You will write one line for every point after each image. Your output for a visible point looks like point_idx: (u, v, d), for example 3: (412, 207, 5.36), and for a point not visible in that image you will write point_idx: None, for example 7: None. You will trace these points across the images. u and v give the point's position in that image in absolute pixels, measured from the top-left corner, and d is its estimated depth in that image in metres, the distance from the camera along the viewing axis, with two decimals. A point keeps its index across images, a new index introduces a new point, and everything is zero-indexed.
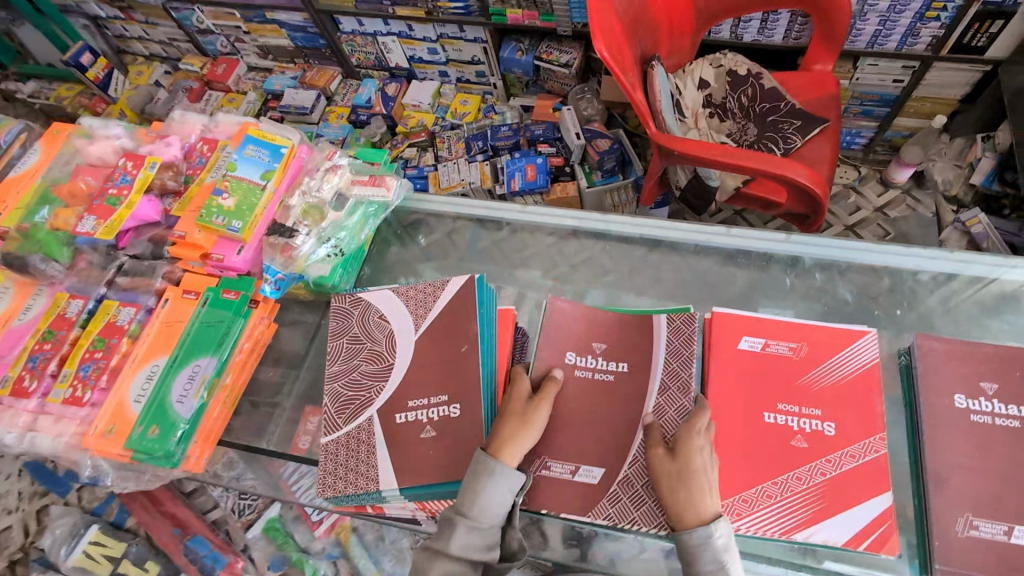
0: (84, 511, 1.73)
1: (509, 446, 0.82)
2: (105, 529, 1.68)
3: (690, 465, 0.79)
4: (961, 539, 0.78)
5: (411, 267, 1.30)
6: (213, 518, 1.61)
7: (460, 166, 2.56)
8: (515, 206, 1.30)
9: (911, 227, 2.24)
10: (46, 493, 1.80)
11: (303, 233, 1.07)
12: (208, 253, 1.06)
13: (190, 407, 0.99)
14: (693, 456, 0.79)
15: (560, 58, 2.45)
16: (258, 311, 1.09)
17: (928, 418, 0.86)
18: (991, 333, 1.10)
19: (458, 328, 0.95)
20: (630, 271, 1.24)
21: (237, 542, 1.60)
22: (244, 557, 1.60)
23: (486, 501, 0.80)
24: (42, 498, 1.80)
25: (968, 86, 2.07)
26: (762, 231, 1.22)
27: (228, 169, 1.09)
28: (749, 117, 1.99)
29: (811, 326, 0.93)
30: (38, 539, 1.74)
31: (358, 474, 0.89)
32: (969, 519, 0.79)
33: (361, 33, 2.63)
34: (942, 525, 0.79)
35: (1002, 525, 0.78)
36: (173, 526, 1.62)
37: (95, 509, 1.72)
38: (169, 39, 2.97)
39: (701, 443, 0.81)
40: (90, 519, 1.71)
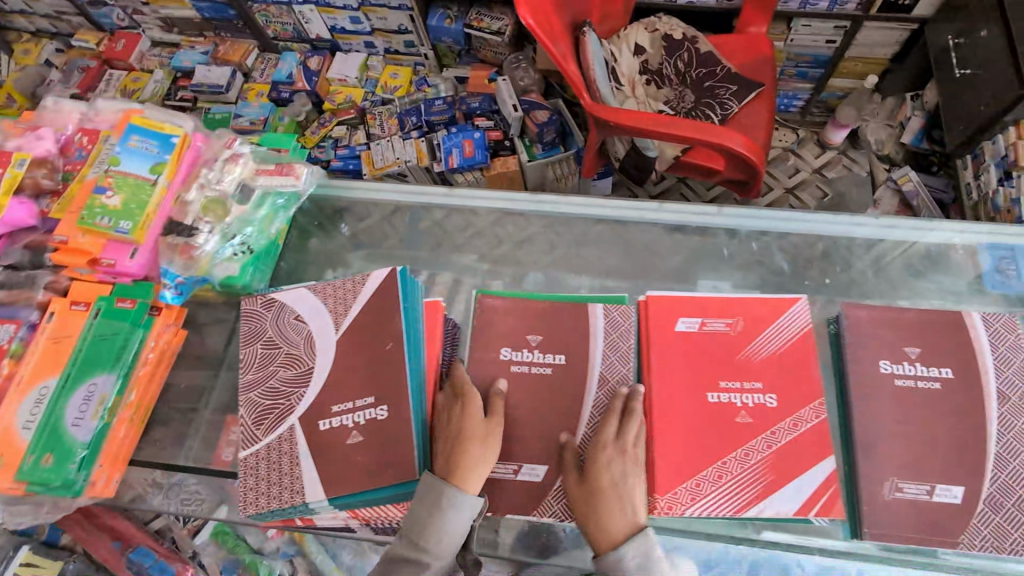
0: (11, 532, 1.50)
1: (474, 472, 0.77)
2: (38, 548, 1.46)
3: (596, 487, 0.76)
4: (888, 502, 0.76)
5: (339, 257, 1.20)
6: (155, 528, 1.48)
7: (394, 145, 2.43)
8: (441, 189, 1.23)
9: (847, 186, 2.27)
10: None
11: (205, 230, 0.95)
12: (96, 258, 0.91)
13: (89, 430, 0.86)
14: (597, 477, 0.77)
15: (491, 25, 2.35)
16: (162, 319, 0.97)
17: (854, 384, 0.82)
18: (919, 292, 1.10)
19: (380, 324, 0.88)
20: (569, 250, 1.19)
21: (185, 549, 1.50)
22: (193, 564, 1.50)
23: (449, 533, 0.75)
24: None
25: (896, 46, 2.11)
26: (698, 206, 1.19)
27: (110, 164, 0.94)
28: (686, 83, 1.95)
29: (745, 299, 0.90)
30: None
31: (282, 487, 0.81)
32: (895, 482, 0.77)
33: (274, 2, 2.42)
34: (871, 491, 0.77)
35: (925, 485, 0.77)
36: (111, 539, 1.42)
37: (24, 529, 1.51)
38: (56, 13, 2.66)
39: (607, 459, 0.77)
40: (20, 539, 1.49)
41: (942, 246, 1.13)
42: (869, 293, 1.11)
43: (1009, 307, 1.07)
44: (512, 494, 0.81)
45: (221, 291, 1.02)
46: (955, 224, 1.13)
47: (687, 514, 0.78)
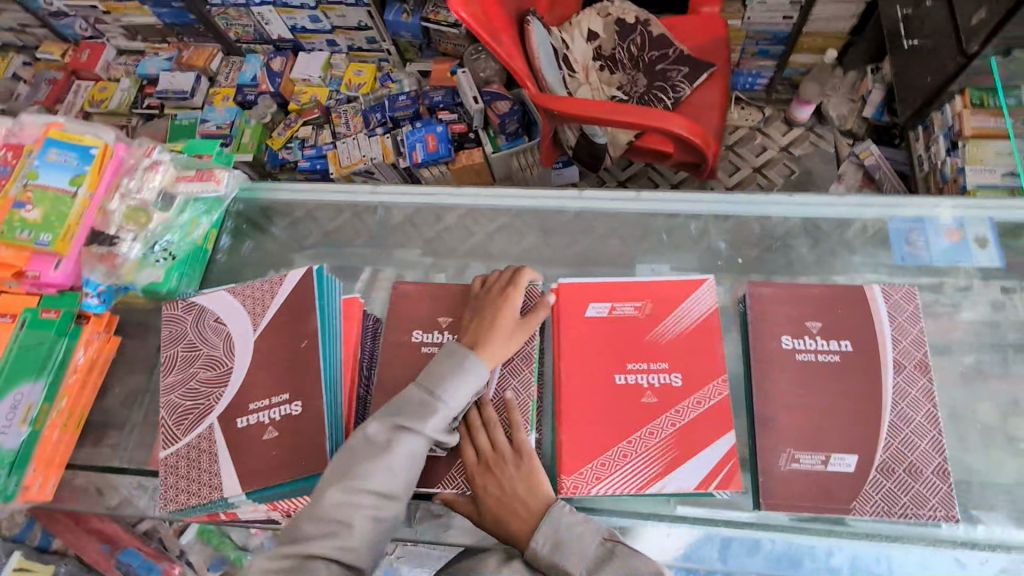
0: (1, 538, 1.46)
1: (492, 350, 0.84)
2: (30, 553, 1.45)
3: (491, 514, 0.79)
4: (783, 472, 0.80)
5: (283, 257, 1.22)
6: (143, 529, 1.48)
7: (360, 142, 2.44)
8: (367, 188, 1.25)
9: (814, 163, 2.25)
10: None
11: (128, 240, 0.97)
12: (21, 270, 0.93)
13: (17, 437, 0.88)
14: (484, 503, 0.79)
15: (448, 17, 2.33)
16: (90, 326, 0.98)
17: (756, 360, 0.85)
18: (850, 267, 1.10)
19: (295, 323, 0.90)
20: (505, 242, 1.20)
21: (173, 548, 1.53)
22: (181, 562, 1.55)
23: (457, 392, 0.81)
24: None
25: (854, 19, 2.02)
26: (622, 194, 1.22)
27: (29, 178, 0.95)
28: (638, 68, 1.92)
29: (657, 281, 0.90)
30: None
31: (200, 483, 0.84)
32: (791, 453, 0.80)
33: (232, 5, 2.41)
34: (767, 462, 0.80)
35: (819, 455, 0.80)
36: (101, 543, 1.42)
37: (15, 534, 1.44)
38: (21, 26, 2.65)
39: (482, 482, 0.79)
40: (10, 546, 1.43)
41: (874, 221, 1.13)
42: (799, 271, 1.11)
43: (944, 279, 1.06)
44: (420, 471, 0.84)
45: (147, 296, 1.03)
46: (892, 199, 1.13)
47: (593, 493, 0.78)
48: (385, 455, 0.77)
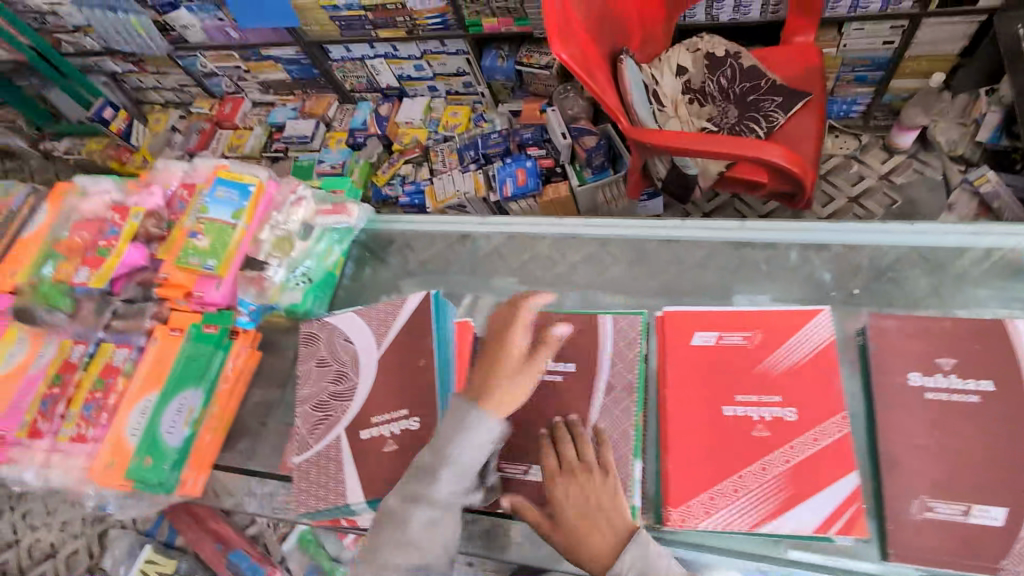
0: (138, 532, 1.83)
1: (493, 400, 0.81)
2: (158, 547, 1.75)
3: (566, 522, 0.76)
4: (917, 522, 0.76)
5: (394, 284, 1.34)
6: (251, 532, 1.68)
7: (454, 178, 2.60)
8: (472, 219, 1.35)
9: (919, 192, 2.15)
10: (107, 519, 2.01)
11: (274, 264, 1.11)
12: (189, 291, 1.10)
13: (180, 436, 1.03)
14: (567, 513, 0.77)
15: (539, 60, 2.47)
16: (240, 341, 1.12)
17: (879, 396, 0.83)
18: (978, 301, 1.07)
19: (414, 342, 0.98)
20: (600, 268, 1.25)
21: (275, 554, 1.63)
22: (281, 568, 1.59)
23: (465, 448, 0.79)
24: (102, 522, 2.01)
25: (964, 40, 1.92)
26: (724, 221, 1.23)
27: (201, 212, 1.13)
28: (729, 100, 1.93)
29: (764, 311, 0.90)
30: (100, 560, 1.94)
31: (327, 489, 0.93)
32: (925, 501, 0.77)
33: (350, 58, 2.70)
34: (897, 509, 0.77)
35: (959, 505, 0.76)
36: (215, 542, 1.66)
37: (147, 530, 1.81)
38: (181, 86, 3.12)
39: (563, 488, 0.79)
40: (144, 540, 1.81)
41: (999, 253, 1.08)
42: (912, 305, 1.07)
43: None
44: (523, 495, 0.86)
45: (288, 317, 1.18)
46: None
47: (702, 527, 0.79)
48: (406, 526, 0.77)
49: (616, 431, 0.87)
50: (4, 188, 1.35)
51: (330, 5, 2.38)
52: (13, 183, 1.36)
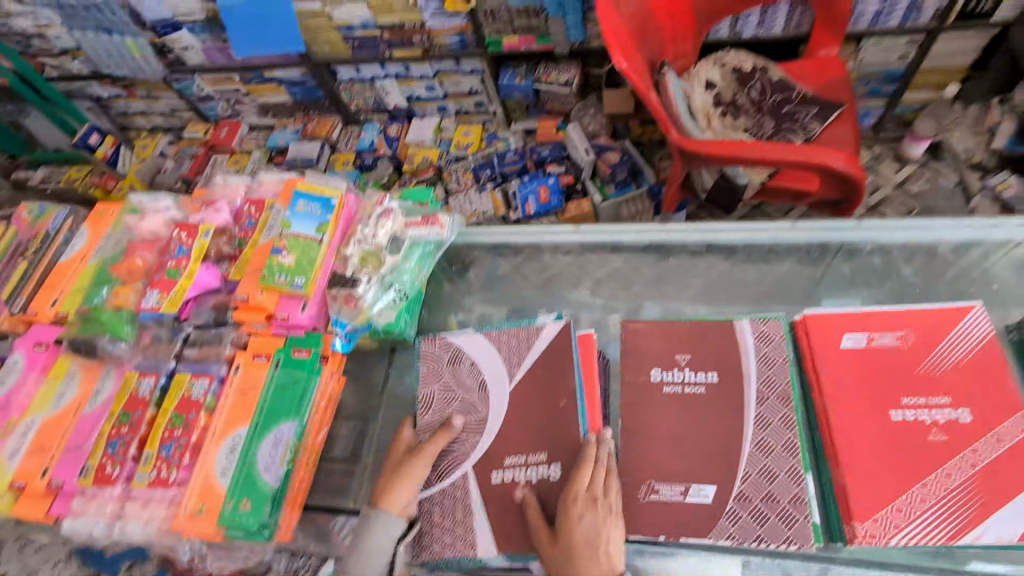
0: None
1: (390, 498, 0.86)
2: None
3: (569, 543, 0.76)
4: None
5: (458, 302, 1.25)
6: None
7: (472, 197, 2.52)
8: (568, 227, 1.20)
9: (935, 200, 2.19)
10: None
11: (365, 281, 1.03)
12: (272, 313, 1.01)
13: (278, 475, 0.90)
14: (569, 534, 0.76)
15: (559, 78, 2.41)
16: (329, 367, 1.01)
17: None
18: None
19: (554, 377, 0.92)
20: (682, 279, 1.18)
21: None
22: None
23: (364, 558, 0.84)
24: None
25: (975, 53, 1.99)
26: (834, 219, 1.12)
27: (283, 227, 1.06)
28: (763, 111, 1.94)
29: (910, 311, 0.89)
30: None
31: (456, 536, 0.86)
32: None
33: (359, 79, 2.60)
34: None
35: None
36: None
37: None
38: (171, 110, 2.95)
39: (580, 511, 0.78)
40: None
41: None
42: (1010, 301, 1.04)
43: None
44: (687, 518, 0.80)
45: (377, 339, 1.09)
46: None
47: (893, 543, 0.74)
48: None
49: (780, 442, 0.82)
50: (38, 212, 1.24)
51: (345, 24, 2.28)
52: (47, 206, 1.26)
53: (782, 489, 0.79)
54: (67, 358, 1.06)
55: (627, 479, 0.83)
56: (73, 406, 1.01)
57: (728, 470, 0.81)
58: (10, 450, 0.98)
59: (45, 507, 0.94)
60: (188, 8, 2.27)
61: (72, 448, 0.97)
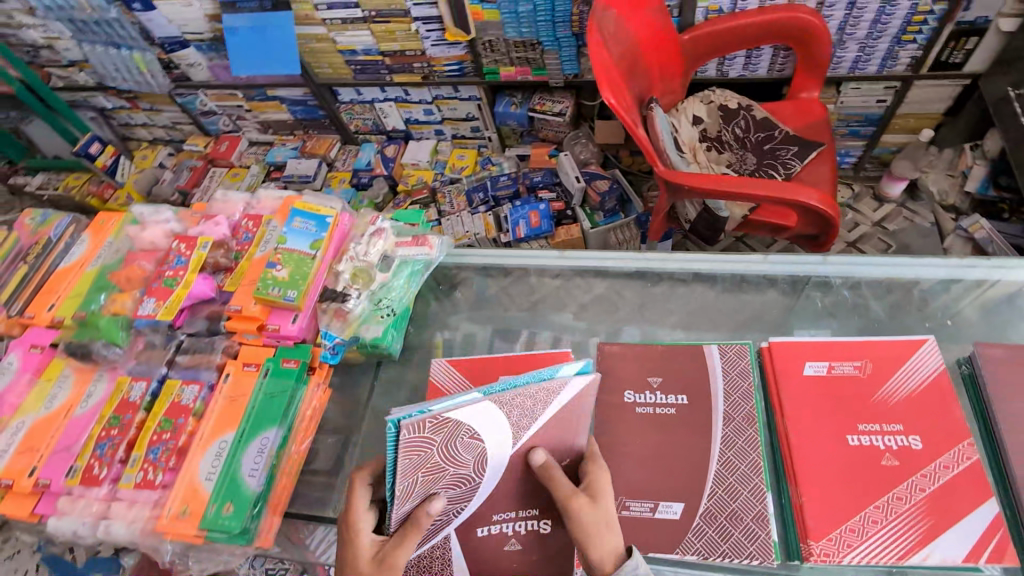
0: None
1: None
2: None
3: (607, 512, 0.76)
4: None
5: (442, 320, 1.27)
6: None
7: (463, 219, 2.56)
8: (554, 252, 1.28)
9: (911, 238, 2.27)
10: None
11: (354, 295, 1.09)
12: (263, 324, 1.06)
13: (262, 480, 0.93)
14: (607, 501, 0.77)
15: (553, 108, 2.50)
16: (316, 378, 1.05)
17: (1004, 425, 0.87)
18: None
19: (566, 433, 0.79)
20: (662, 306, 1.23)
21: None
22: None
23: None
24: None
25: (949, 101, 2.09)
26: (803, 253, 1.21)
27: (279, 243, 1.11)
28: (746, 148, 2.03)
29: (869, 342, 0.95)
30: None
31: None
32: None
33: (359, 101, 2.68)
34: None
35: None
36: None
37: None
38: (173, 123, 3.01)
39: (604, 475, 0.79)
40: None
41: None
42: (968, 337, 1.10)
43: None
44: (654, 534, 0.83)
45: (365, 353, 1.13)
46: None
47: (846, 562, 0.78)
48: None
49: (744, 462, 0.86)
50: (41, 218, 1.28)
51: (348, 49, 2.35)
52: (50, 213, 1.30)
53: (746, 506, 0.83)
54: (62, 361, 1.09)
55: None
56: (63, 408, 1.04)
57: (694, 488, 0.86)
58: None
59: (31, 505, 0.96)
60: (197, 28, 2.34)
61: (61, 449, 0.99)
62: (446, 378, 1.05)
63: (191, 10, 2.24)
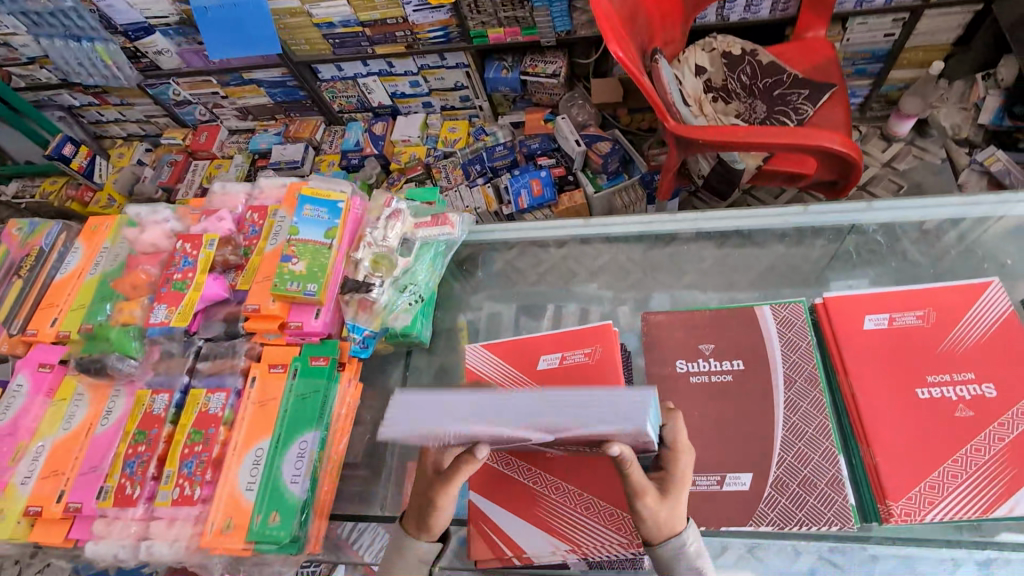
0: None
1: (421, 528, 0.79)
2: None
3: (674, 505, 0.72)
4: None
5: (464, 301, 1.21)
6: None
7: (462, 193, 2.47)
8: (577, 220, 1.20)
9: (923, 176, 2.20)
10: None
11: (378, 284, 1.03)
12: (285, 322, 1.01)
13: (305, 486, 0.89)
14: (673, 493, 0.73)
15: (545, 69, 2.39)
16: (347, 375, 1.01)
17: None
18: None
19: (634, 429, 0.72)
20: (692, 266, 1.17)
21: None
22: None
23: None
24: None
25: (959, 29, 2.01)
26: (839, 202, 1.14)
27: (291, 234, 1.05)
28: (754, 95, 1.95)
29: (928, 290, 0.91)
30: None
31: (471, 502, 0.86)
32: None
33: (341, 78, 2.55)
34: None
35: None
36: None
37: None
38: (146, 117, 2.85)
39: (682, 469, 0.75)
40: None
41: None
42: (1017, 275, 1.05)
43: None
44: (724, 508, 0.80)
45: (393, 343, 1.08)
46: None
47: (929, 519, 0.75)
48: None
49: (811, 426, 0.83)
50: (30, 228, 1.20)
51: (325, 21, 2.21)
52: (37, 222, 1.21)
53: (819, 472, 0.80)
54: (74, 379, 1.02)
55: None
56: (84, 427, 0.98)
57: (761, 456, 0.82)
58: (22, 476, 0.95)
59: (64, 531, 0.91)
60: (162, 10, 2.18)
61: (88, 470, 0.93)
62: (487, 365, 0.99)
63: None
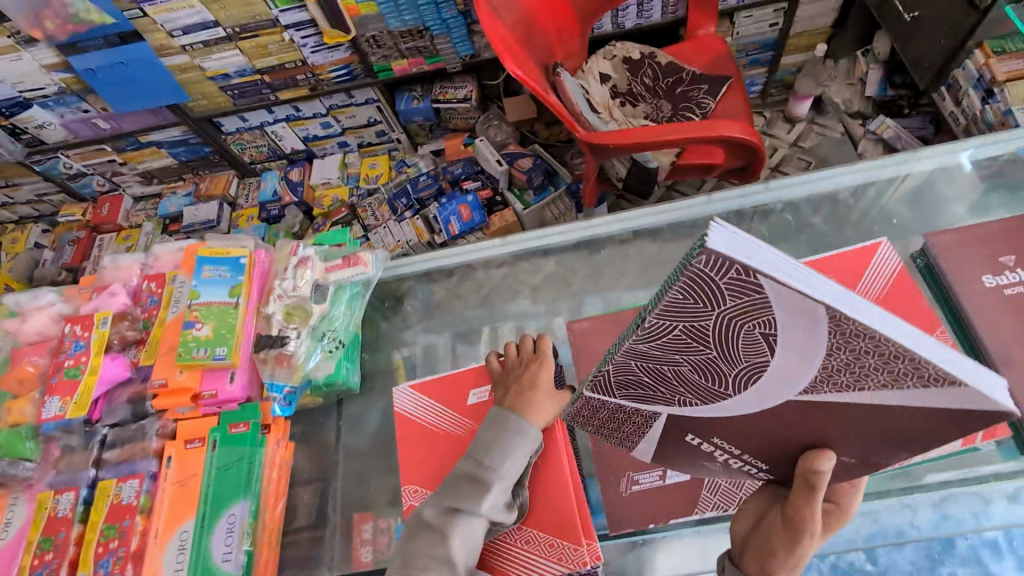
0: None
1: (535, 413, 0.83)
2: None
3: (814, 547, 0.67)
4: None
5: (395, 338, 1.17)
6: None
7: (392, 230, 2.41)
8: (496, 240, 1.19)
9: (827, 151, 2.31)
10: None
11: (294, 336, 0.99)
12: (197, 392, 0.93)
13: (238, 562, 0.83)
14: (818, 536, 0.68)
15: (457, 94, 2.38)
16: (274, 436, 0.94)
17: (969, 304, 0.88)
18: (984, 212, 1.10)
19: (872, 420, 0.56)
20: (619, 268, 1.16)
21: None
22: None
23: None
24: None
25: (834, 13, 2.14)
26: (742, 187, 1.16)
27: (191, 298, 0.99)
28: (659, 95, 2.00)
29: (830, 257, 0.93)
30: None
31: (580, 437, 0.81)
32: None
33: (247, 128, 2.47)
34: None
35: None
36: None
37: None
38: (38, 196, 2.67)
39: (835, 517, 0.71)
40: None
41: (990, 159, 1.12)
42: (912, 231, 1.10)
43: None
44: (670, 501, 0.86)
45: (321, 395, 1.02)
46: (993, 135, 1.13)
47: None
48: None
49: None
50: None
51: (219, 73, 2.14)
52: None
53: None
54: None
55: (605, 477, 0.89)
56: None
57: None
58: None
59: None
60: (36, 82, 2.05)
61: None
62: (418, 409, 0.95)
63: (23, 64, 1.96)
